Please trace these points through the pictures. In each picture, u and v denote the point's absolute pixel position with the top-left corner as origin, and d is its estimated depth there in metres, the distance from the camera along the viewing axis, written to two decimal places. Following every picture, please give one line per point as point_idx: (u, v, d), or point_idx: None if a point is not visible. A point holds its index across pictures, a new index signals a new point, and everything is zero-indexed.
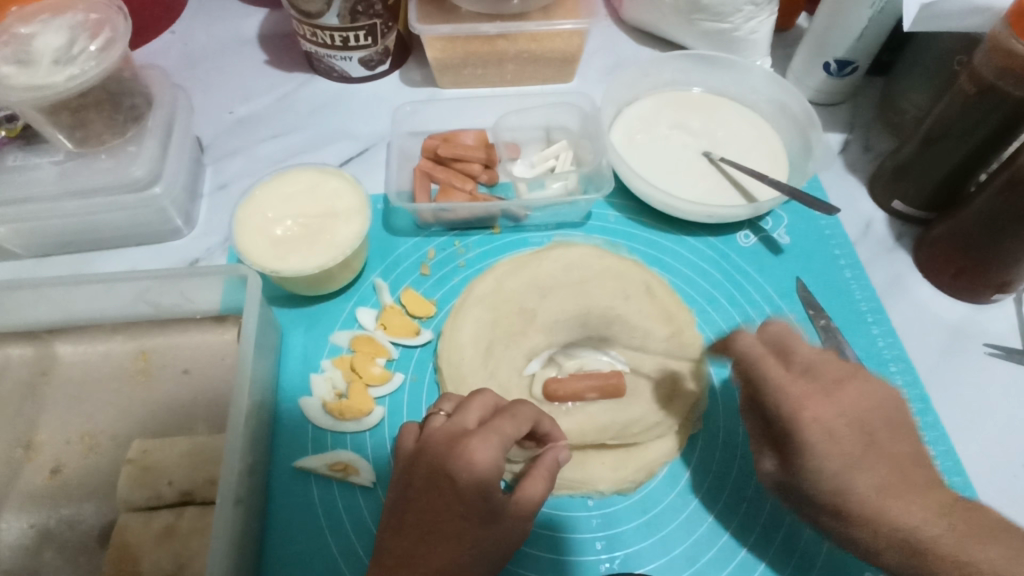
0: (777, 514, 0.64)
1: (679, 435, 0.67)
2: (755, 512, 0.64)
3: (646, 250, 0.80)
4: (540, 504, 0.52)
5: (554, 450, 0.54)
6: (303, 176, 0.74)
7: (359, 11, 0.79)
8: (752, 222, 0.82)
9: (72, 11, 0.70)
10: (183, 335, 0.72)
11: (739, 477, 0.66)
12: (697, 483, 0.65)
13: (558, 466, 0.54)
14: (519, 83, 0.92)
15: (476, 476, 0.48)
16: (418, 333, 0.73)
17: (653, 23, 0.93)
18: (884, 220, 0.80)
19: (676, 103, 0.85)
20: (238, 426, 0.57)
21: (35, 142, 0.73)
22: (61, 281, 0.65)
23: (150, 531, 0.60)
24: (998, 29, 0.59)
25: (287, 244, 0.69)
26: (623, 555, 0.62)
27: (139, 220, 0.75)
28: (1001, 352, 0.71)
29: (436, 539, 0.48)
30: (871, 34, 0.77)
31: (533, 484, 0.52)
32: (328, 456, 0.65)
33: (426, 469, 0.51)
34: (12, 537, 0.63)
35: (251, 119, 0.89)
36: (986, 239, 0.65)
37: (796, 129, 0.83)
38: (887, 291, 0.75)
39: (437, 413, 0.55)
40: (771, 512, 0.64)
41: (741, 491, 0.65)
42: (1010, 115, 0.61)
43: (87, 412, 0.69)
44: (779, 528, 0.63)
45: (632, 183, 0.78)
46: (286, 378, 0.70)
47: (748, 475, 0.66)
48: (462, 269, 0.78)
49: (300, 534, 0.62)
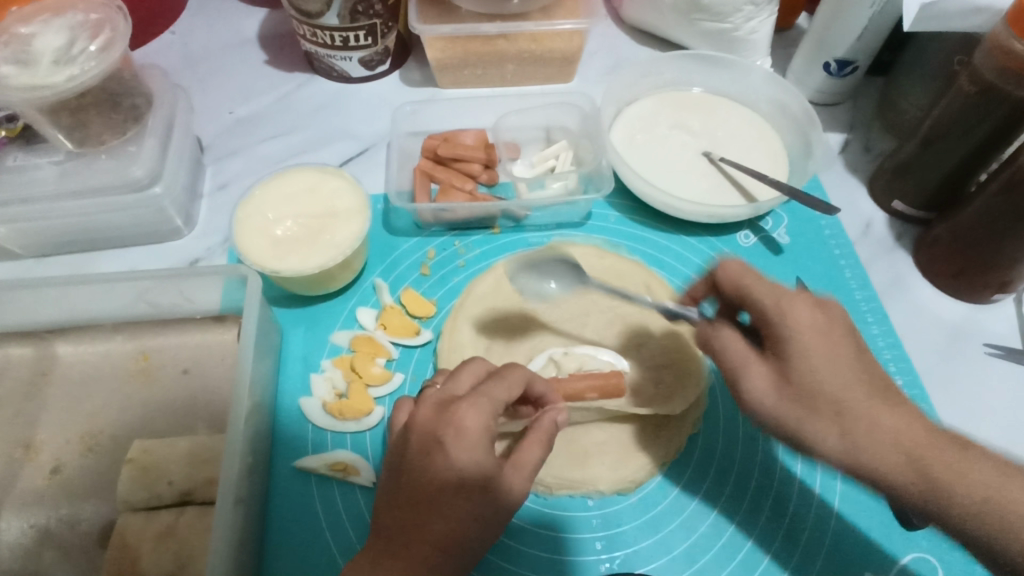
0: (777, 513, 0.64)
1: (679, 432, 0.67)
2: (755, 511, 0.64)
3: (645, 250, 0.80)
4: (539, 468, 0.52)
5: (552, 412, 0.54)
6: (303, 176, 0.74)
7: (359, 11, 0.79)
8: (752, 222, 0.82)
9: (72, 11, 0.70)
10: (183, 335, 0.72)
11: (739, 476, 0.66)
12: (697, 481, 0.65)
13: (557, 425, 0.54)
14: (520, 83, 0.92)
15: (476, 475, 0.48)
16: (418, 333, 0.73)
17: (653, 23, 0.93)
18: (884, 220, 0.80)
19: (676, 103, 0.85)
20: (238, 426, 0.57)
21: (34, 141, 0.72)
22: (61, 281, 0.65)
23: (150, 531, 0.60)
24: (998, 29, 0.59)
25: (287, 244, 0.69)
26: (623, 555, 0.62)
27: (139, 220, 0.75)
28: (1001, 352, 0.71)
29: (432, 510, 0.47)
30: (871, 34, 0.77)
31: (532, 447, 0.52)
32: (328, 456, 0.65)
33: (419, 444, 0.49)
34: (13, 537, 0.63)
35: (251, 119, 0.89)
36: (986, 239, 0.65)
37: (796, 129, 0.83)
38: (887, 291, 0.75)
39: (430, 384, 0.55)
40: (771, 510, 0.64)
41: (741, 489, 0.65)
42: (1010, 114, 0.61)
43: (87, 413, 0.69)
44: (779, 527, 0.63)
45: (627, 180, 0.79)
46: (286, 379, 0.70)
47: (749, 474, 0.66)
48: (462, 269, 0.78)
49: (301, 534, 0.62)
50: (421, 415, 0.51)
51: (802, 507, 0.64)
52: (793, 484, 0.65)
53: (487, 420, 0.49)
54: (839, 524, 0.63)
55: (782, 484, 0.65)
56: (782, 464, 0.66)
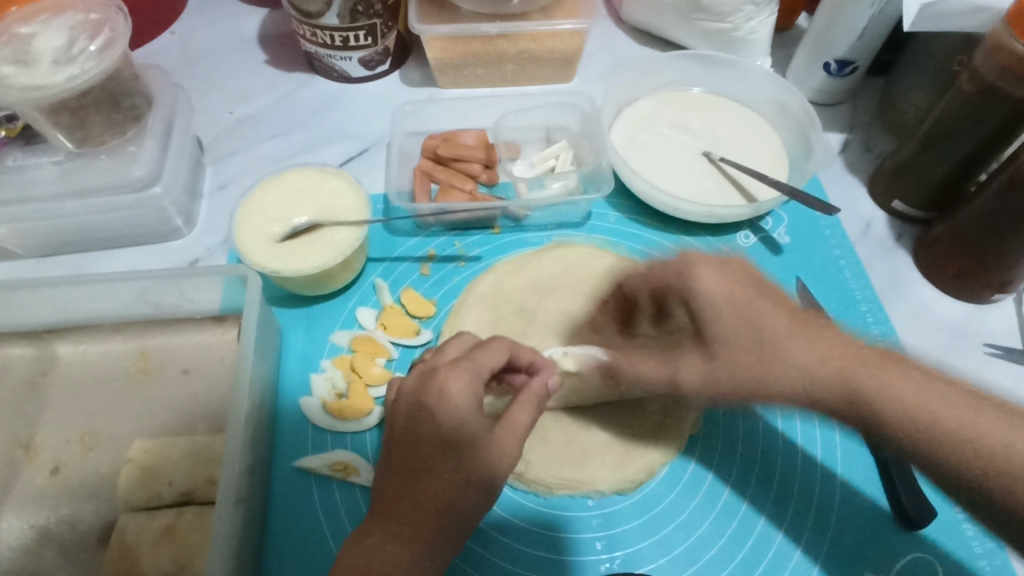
0: (782, 500, 0.65)
1: (681, 432, 0.67)
2: (762, 498, 0.65)
3: (646, 250, 0.80)
4: (530, 429, 0.51)
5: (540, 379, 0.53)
6: (303, 176, 0.75)
7: (359, 11, 0.79)
8: (752, 222, 0.82)
9: (72, 11, 0.70)
10: (183, 335, 0.72)
11: (743, 465, 0.66)
12: (704, 468, 0.66)
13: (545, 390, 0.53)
14: (519, 83, 0.92)
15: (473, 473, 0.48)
16: (418, 333, 0.73)
17: (653, 23, 0.93)
18: (884, 220, 0.80)
19: (676, 103, 0.85)
20: (238, 426, 0.57)
21: (34, 142, 0.72)
22: (61, 281, 0.65)
23: (150, 531, 0.60)
24: (998, 28, 0.59)
25: (287, 245, 0.69)
26: (623, 554, 0.62)
27: (139, 220, 0.75)
28: (1001, 352, 0.71)
29: (419, 475, 0.48)
30: (871, 34, 0.77)
31: (521, 410, 0.51)
32: (328, 456, 0.65)
33: (405, 415, 0.50)
34: (13, 537, 0.63)
35: (251, 119, 0.89)
36: (986, 240, 0.65)
37: (796, 128, 0.83)
38: (887, 291, 0.76)
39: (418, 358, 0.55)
40: (777, 497, 0.65)
41: (747, 477, 0.66)
42: (1010, 115, 0.61)
43: (87, 412, 0.69)
44: (786, 512, 0.64)
45: (628, 180, 0.79)
46: (286, 378, 0.71)
47: (752, 463, 0.66)
48: (462, 269, 0.78)
49: (304, 529, 0.63)
50: (407, 386, 0.51)
51: (806, 494, 0.65)
52: (794, 483, 0.65)
53: (475, 388, 0.49)
54: (839, 524, 0.63)
55: (786, 472, 0.66)
56: (783, 463, 0.66)
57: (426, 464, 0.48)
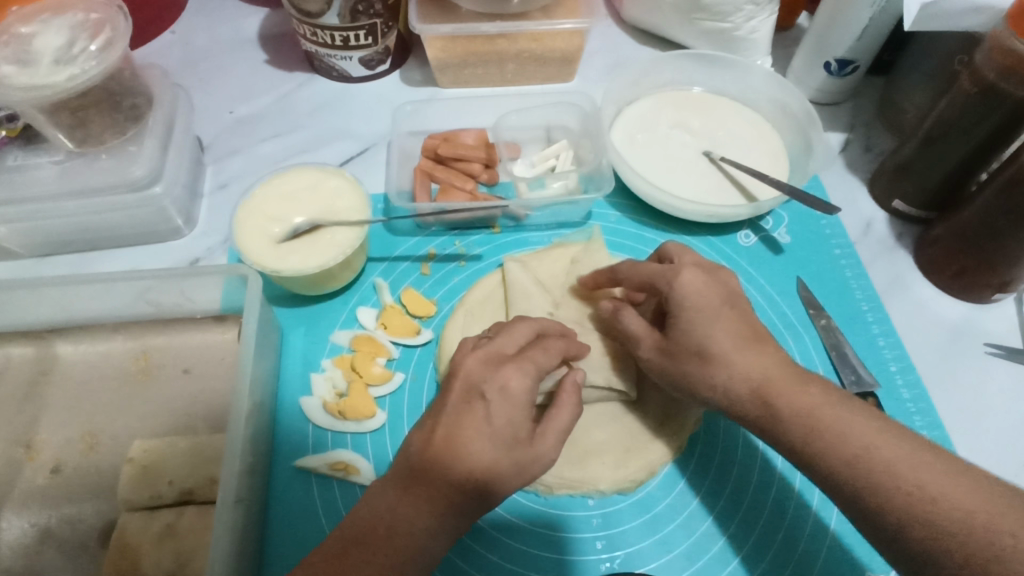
0: (761, 546, 0.62)
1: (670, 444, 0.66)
2: (743, 535, 0.63)
3: (645, 249, 0.80)
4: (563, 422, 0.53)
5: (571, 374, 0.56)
6: (304, 175, 0.75)
7: (359, 10, 0.78)
8: (752, 222, 0.82)
9: (72, 11, 0.70)
10: (183, 335, 0.72)
11: (722, 509, 0.64)
12: (683, 503, 0.64)
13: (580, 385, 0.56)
14: (520, 83, 0.92)
15: (475, 498, 0.48)
16: (418, 333, 0.73)
17: (654, 23, 0.93)
18: (884, 220, 0.80)
19: (677, 102, 0.85)
20: (239, 426, 0.57)
21: (35, 142, 0.72)
22: (62, 281, 0.65)
23: (151, 531, 0.60)
24: (999, 28, 0.59)
25: (288, 245, 0.69)
26: (623, 554, 0.62)
27: (140, 220, 0.75)
28: (1001, 352, 0.71)
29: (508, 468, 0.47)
30: (871, 34, 0.77)
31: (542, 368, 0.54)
32: (329, 456, 0.65)
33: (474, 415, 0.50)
34: (13, 537, 0.63)
35: (251, 118, 0.89)
36: (986, 239, 0.65)
37: (797, 128, 0.83)
38: (888, 291, 0.75)
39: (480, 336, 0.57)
40: (755, 543, 0.62)
41: (696, 552, 0.62)
42: (1012, 113, 0.61)
43: (88, 411, 0.69)
44: (761, 560, 0.62)
45: (628, 180, 0.79)
46: (286, 378, 0.71)
47: (722, 526, 0.63)
48: (462, 269, 0.78)
49: (303, 531, 0.62)
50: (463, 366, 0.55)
51: (789, 543, 0.62)
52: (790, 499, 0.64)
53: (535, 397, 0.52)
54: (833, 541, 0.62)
55: (765, 529, 0.63)
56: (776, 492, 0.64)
57: (457, 470, 0.47)
